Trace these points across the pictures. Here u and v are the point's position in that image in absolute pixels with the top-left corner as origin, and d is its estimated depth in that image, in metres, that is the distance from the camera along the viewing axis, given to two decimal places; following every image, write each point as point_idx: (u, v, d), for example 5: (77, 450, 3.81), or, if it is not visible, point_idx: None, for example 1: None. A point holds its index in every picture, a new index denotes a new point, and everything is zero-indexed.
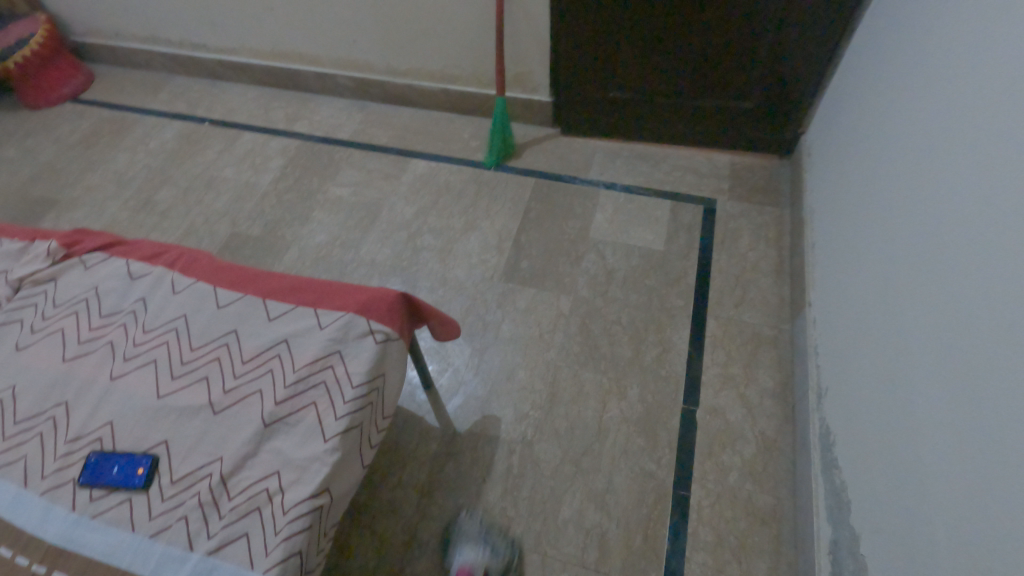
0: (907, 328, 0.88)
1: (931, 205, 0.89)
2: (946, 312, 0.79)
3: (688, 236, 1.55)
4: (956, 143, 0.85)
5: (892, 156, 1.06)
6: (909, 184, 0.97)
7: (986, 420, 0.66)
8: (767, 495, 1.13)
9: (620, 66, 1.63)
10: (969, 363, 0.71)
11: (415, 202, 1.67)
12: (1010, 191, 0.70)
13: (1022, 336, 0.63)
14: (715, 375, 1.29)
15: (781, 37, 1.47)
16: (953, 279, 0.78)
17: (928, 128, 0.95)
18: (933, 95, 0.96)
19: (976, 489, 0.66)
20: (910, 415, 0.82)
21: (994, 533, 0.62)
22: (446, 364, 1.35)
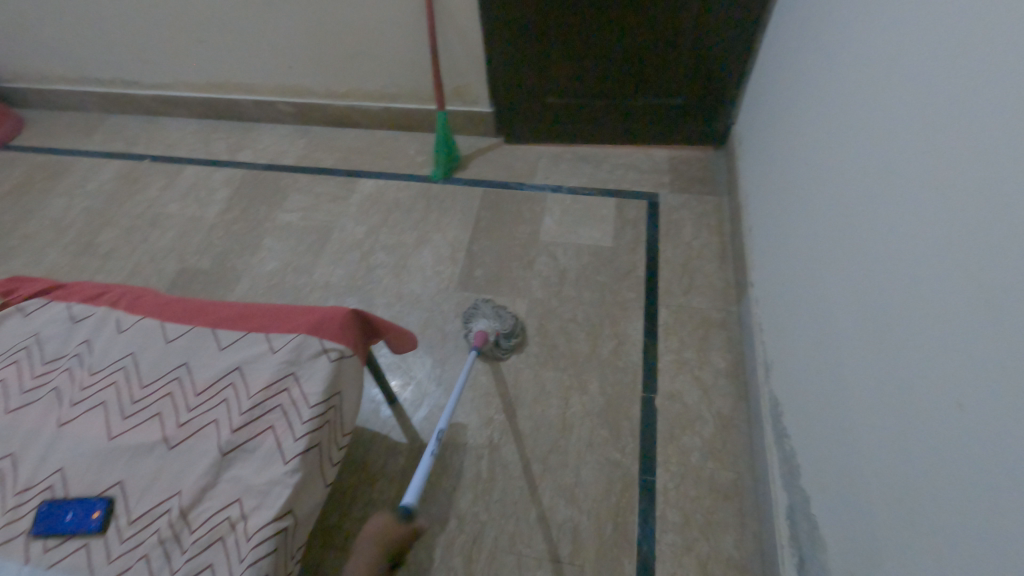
0: (842, 307, 0.93)
1: (856, 190, 0.93)
2: (876, 290, 0.83)
3: (634, 230, 1.60)
4: (870, 136, 0.91)
5: (818, 143, 1.12)
6: (835, 170, 1.02)
7: (912, 396, 0.71)
8: (728, 471, 1.17)
9: (553, 72, 1.68)
10: (899, 339, 0.76)
11: (366, 221, 1.68)
12: (924, 175, 0.75)
13: (937, 317, 0.68)
14: (670, 361, 1.34)
15: (702, 33, 1.55)
16: (875, 265, 0.84)
17: (846, 121, 1.01)
18: (851, 84, 1.01)
19: (908, 460, 0.71)
20: (852, 389, 0.86)
21: (929, 494, 0.66)
22: (408, 377, 1.36)
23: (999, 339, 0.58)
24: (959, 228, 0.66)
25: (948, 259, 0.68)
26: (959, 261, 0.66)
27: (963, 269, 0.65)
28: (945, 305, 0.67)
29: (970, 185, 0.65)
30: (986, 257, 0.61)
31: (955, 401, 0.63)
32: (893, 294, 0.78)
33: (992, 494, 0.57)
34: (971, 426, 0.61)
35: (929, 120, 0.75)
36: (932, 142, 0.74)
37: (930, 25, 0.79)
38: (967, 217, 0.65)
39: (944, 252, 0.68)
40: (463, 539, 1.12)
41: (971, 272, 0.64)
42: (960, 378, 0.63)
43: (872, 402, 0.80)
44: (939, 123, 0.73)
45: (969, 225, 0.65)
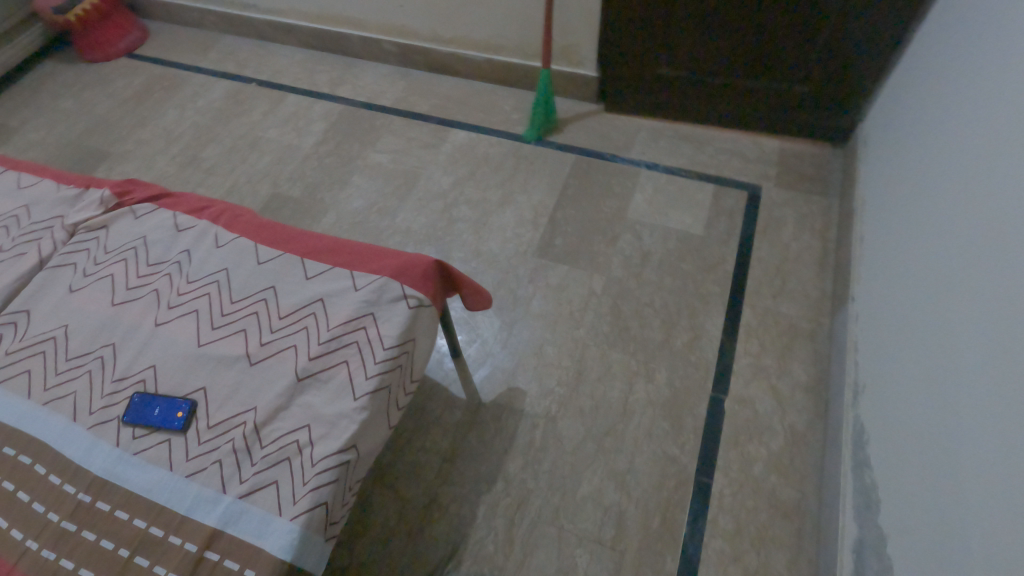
0: (961, 341, 0.80)
1: (1001, 208, 0.79)
2: (1008, 328, 0.70)
3: (729, 221, 1.50)
4: (1017, 132, 0.80)
5: (960, 148, 0.96)
6: (978, 182, 0.88)
7: (1022, 419, 0.63)
8: (792, 489, 1.11)
9: (670, 43, 1.57)
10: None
11: (453, 173, 1.67)
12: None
13: None
14: (747, 364, 1.27)
15: (846, 19, 1.39)
16: (1004, 277, 0.74)
17: (990, 116, 0.90)
18: (1014, 80, 0.85)
19: (1009, 490, 0.63)
20: (958, 437, 0.75)
21: None
22: (475, 335, 1.36)
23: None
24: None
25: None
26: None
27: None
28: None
29: None
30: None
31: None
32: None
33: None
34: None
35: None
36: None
37: None
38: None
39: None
40: (507, 502, 1.13)
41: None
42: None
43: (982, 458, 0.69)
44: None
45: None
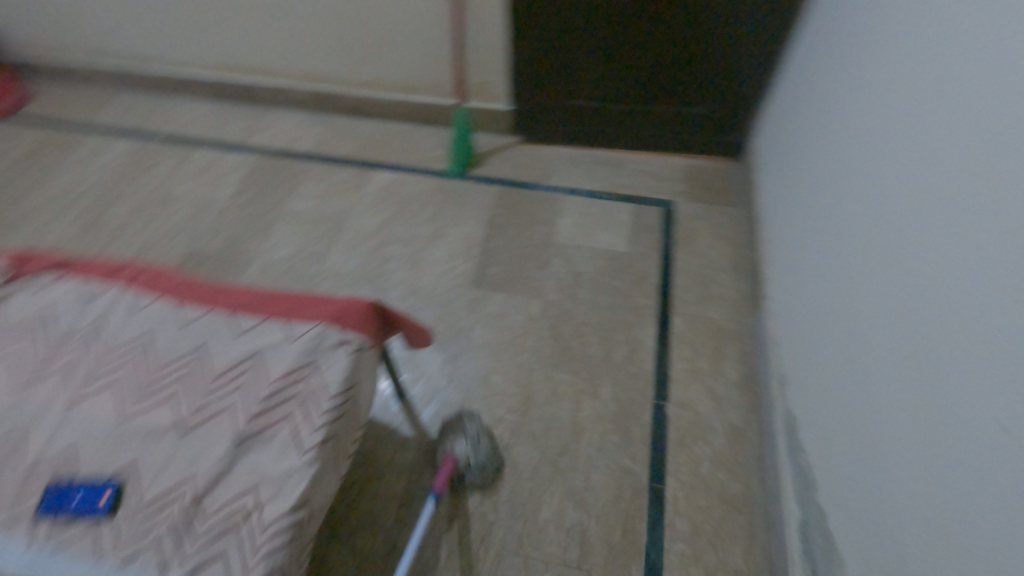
0: (875, 330, 0.87)
1: (893, 206, 0.88)
2: (914, 313, 0.77)
3: (650, 237, 1.59)
4: (897, 143, 0.90)
5: (848, 159, 1.07)
6: (868, 189, 0.97)
7: (936, 401, 0.70)
8: (738, 483, 1.17)
9: (577, 75, 1.67)
10: (944, 367, 0.69)
11: (380, 213, 1.66)
12: (975, 190, 0.69)
13: (964, 319, 0.67)
14: (683, 370, 1.33)
15: (728, 46, 1.54)
16: (901, 271, 0.82)
17: (871, 129, 1.00)
18: (889, 95, 0.95)
19: (933, 467, 0.69)
20: (881, 419, 0.81)
21: (956, 501, 0.64)
22: (419, 373, 1.35)
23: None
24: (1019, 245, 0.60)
25: (1004, 283, 0.62)
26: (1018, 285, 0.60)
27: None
28: (999, 331, 0.61)
29: (1007, 193, 0.63)
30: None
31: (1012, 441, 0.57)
32: (937, 318, 0.72)
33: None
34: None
35: (983, 130, 0.70)
36: (985, 155, 0.69)
37: (985, 30, 0.74)
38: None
39: (1001, 275, 0.62)
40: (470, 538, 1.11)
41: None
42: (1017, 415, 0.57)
43: (909, 436, 0.74)
44: (996, 134, 0.67)
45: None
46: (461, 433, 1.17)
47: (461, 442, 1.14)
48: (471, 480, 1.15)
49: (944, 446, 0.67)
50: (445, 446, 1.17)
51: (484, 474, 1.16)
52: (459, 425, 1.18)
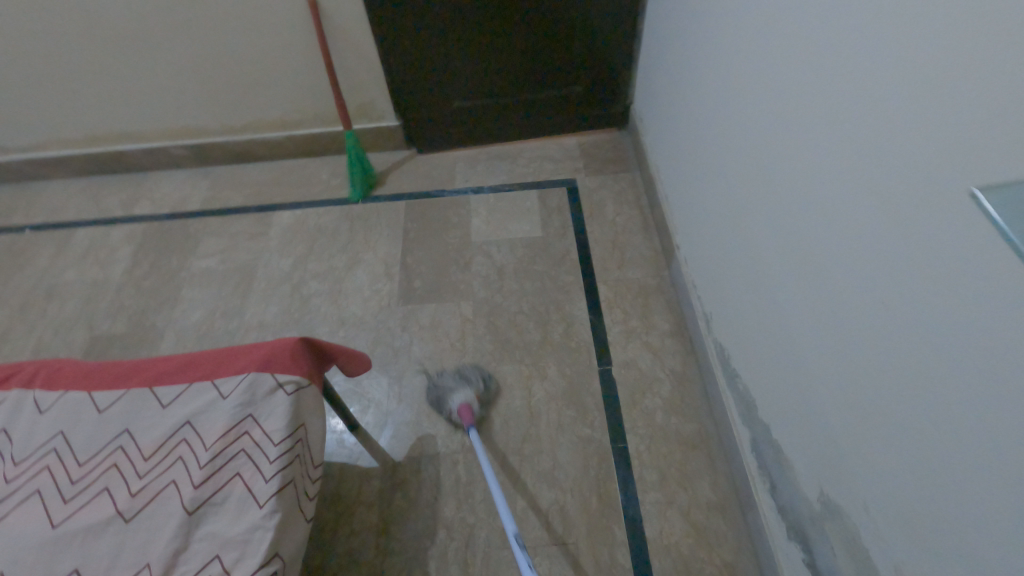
0: (772, 256, 0.95)
1: (762, 143, 0.96)
2: (801, 231, 0.85)
3: (560, 217, 1.65)
4: (755, 82, 0.97)
5: (719, 105, 1.14)
6: (741, 129, 1.04)
7: (836, 306, 0.77)
8: (691, 422, 1.23)
9: (456, 78, 1.70)
10: (834, 271, 0.77)
11: (290, 253, 1.62)
12: (824, 111, 0.77)
13: (841, 229, 0.74)
14: (618, 332, 1.39)
15: (589, 25, 1.61)
16: (784, 198, 0.89)
17: (731, 74, 1.07)
18: (740, 39, 1.02)
19: (846, 365, 0.76)
20: (797, 332, 0.89)
21: (869, 390, 0.71)
22: (367, 402, 1.32)
23: (928, 248, 0.59)
24: (864, 147, 0.69)
25: (861, 184, 0.70)
26: (871, 182, 0.68)
27: (877, 188, 0.67)
28: (868, 227, 0.69)
29: (852, 112, 0.70)
30: (896, 168, 0.63)
31: (898, 315, 0.65)
32: (819, 231, 0.80)
33: (956, 401, 0.57)
34: (917, 333, 0.62)
35: (815, 57, 0.78)
36: (824, 77, 0.76)
37: None
38: (871, 136, 0.67)
39: (857, 177, 0.70)
40: (455, 546, 1.12)
41: (885, 189, 0.65)
42: (897, 292, 0.64)
43: (821, 340, 0.82)
44: (825, 56, 0.76)
45: (874, 144, 0.67)
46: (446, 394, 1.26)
47: (458, 393, 1.23)
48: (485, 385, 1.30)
49: (850, 338, 0.75)
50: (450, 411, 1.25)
51: (488, 389, 1.30)
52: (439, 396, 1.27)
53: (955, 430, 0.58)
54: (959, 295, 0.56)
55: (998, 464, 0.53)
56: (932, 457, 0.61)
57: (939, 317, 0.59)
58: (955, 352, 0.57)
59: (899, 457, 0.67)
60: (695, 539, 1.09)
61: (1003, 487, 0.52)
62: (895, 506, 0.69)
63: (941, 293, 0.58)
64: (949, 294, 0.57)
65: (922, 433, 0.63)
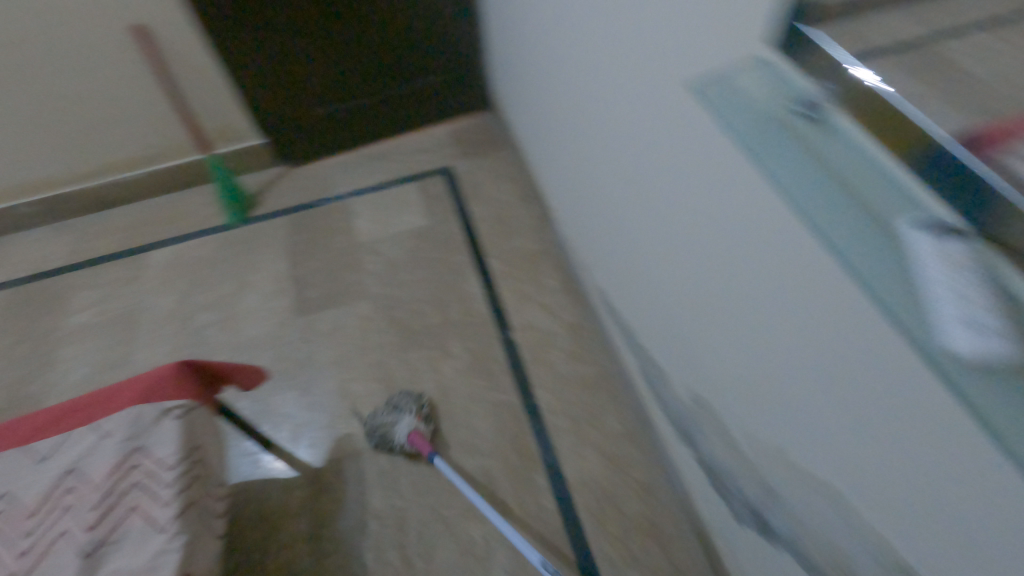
0: (614, 191, 1.01)
1: (583, 91, 1.03)
2: (624, 162, 0.92)
3: (442, 203, 1.69)
4: (564, 37, 1.04)
5: (547, 66, 1.21)
6: (566, 83, 1.11)
7: (658, 220, 0.85)
8: (590, 364, 1.32)
9: (310, 86, 1.68)
10: (650, 188, 0.84)
11: (173, 290, 1.56)
12: (612, 48, 0.84)
13: (645, 150, 0.82)
14: (513, 298, 1.46)
15: (429, 15, 1.65)
16: (607, 136, 0.97)
17: (547, 35, 1.13)
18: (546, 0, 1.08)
19: (676, 271, 0.84)
20: (642, 254, 0.97)
21: (692, 287, 0.79)
22: (278, 418, 1.31)
23: (695, 148, 0.67)
24: (645, 69, 0.75)
25: (651, 102, 0.76)
26: (657, 98, 0.74)
27: (660, 102, 0.73)
28: (660, 141, 0.76)
29: (630, 42, 0.78)
30: (667, 80, 0.70)
31: (696, 211, 0.71)
32: (634, 156, 0.87)
33: (738, 275, 0.65)
34: (709, 222, 0.68)
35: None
36: (605, 17, 0.83)
37: None
38: (646, 57, 0.74)
39: (647, 97, 0.77)
40: (389, 533, 1.14)
41: (663, 104, 0.73)
42: (689, 190, 0.71)
43: (660, 255, 0.88)
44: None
45: (650, 64, 0.73)
46: (390, 433, 1.19)
47: (402, 429, 1.17)
48: (422, 406, 1.25)
49: (676, 245, 0.81)
50: (399, 443, 1.19)
51: (426, 408, 1.25)
52: (383, 438, 1.20)
53: (744, 297, 0.65)
54: (720, 181, 0.63)
55: (771, 317, 0.61)
56: (738, 330, 0.69)
57: (717, 202, 0.65)
58: (731, 229, 0.63)
59: (726, 338, 0.74)
60: (609, 468, 1.17)
61: (780, 333, 0.60)
62: (729, 382, 0.76)
63: (714, 180, 0.65)
64: (715, 184, 0.65)
65: (732, 310, 0.69)
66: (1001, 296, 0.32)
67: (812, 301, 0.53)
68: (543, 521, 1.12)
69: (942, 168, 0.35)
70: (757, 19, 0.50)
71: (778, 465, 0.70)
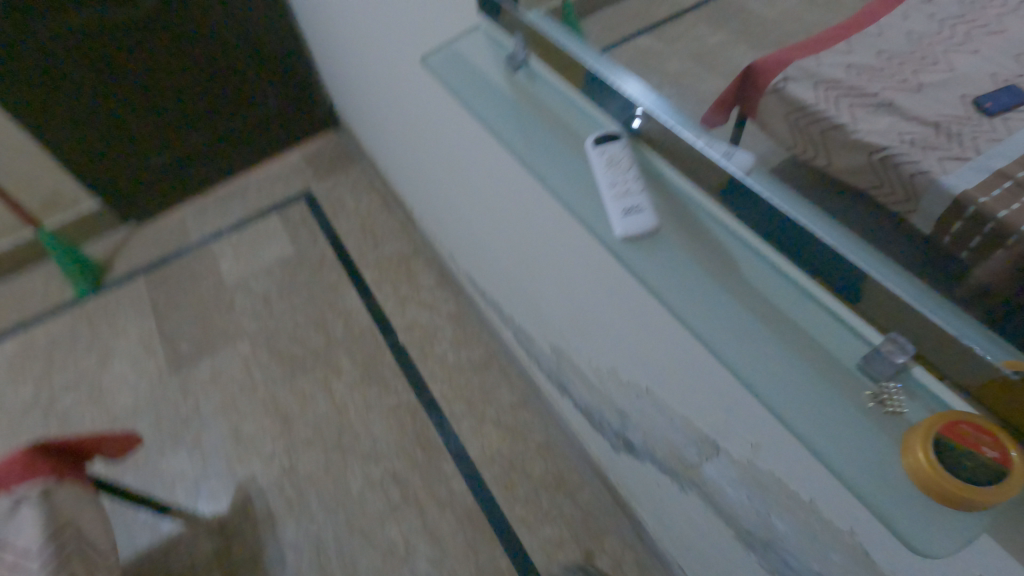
0: (438, 178, 1.05)
1: (387, 93, 1.06)
2: (432, 150, 0.96)
3: (306, 227, 1.67)
4: (358, 44, 1.06)
5: (359, 74, 1.22)
6: (377, 89, 1.13)
7: (470, 196, 0.90)
8: (477, 347, 1.36)
9: (139, 139, 1.60)
10: (454, 168, 0.89)
11: (27, 379, 1.44)
12: (385, 46, 0.87)
13: (437, 133, 0.86)
14: (393, 303, 1.48)
15: (249, 47, 1.61)
16: (414, 128, 1.00)
17: (347, 44, 1.15)
18: (335, 12, 1.09)
19: (497, 238, 0.90)
20: (475, 231, 1.02)
21: (511, 249, 0.85)
22: (171, 480, 1.25)
23: (463, 123, 0.72)
24: (408, 57, 0.78)
25: (423, 87, 0.80)
26: (425, 82, 0.78)
27: (427, 85, 0.77)
28: (443, 124, 0.81)
29: (393, 40, 0.81)
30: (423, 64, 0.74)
31: (485, 177, 0.76)
32: (435, 143, 0.91)
33: (529, 226, 0.71)
34: (496, 184, 0.74)
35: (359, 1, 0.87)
36: (371, 18, 0.86)
37: None
38: (405, 47, 0.77)
39: (419, 82, 0.80)
40: (308, 560, 1.13)
41: (432, 89, 0.77)
42: (474, 162, 0.77)
43: (484, 225, 0.93)
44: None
45: (408, 52, 0.77)
46: None
47: None
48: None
49: (488, 215, 0.87)
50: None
51: None
52: None
53: (541, 245, 0.72)
54: (487, 148, 0.69)
55: (560, 256, 0.68)
56: (549, 276, 0.76)
57: (493, 164, 0.70)
58: (509, 185, 0.69)
59: (547, 284, 0.80)
60: (510, 438, 1.22)
61: (570, 268, 0.67)
62: (564, 324, 0.83)
63: (484, 146, 0.70)
64: (486, 152, 0.70)
65: (540, 259, 0.75)
66: (677, 199, 0.43)
67: (575, 233, 0.59)
68: (457, 504, 1.16)
69: (602, 87, 0.45)
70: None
71: (616, 384, 0.77)
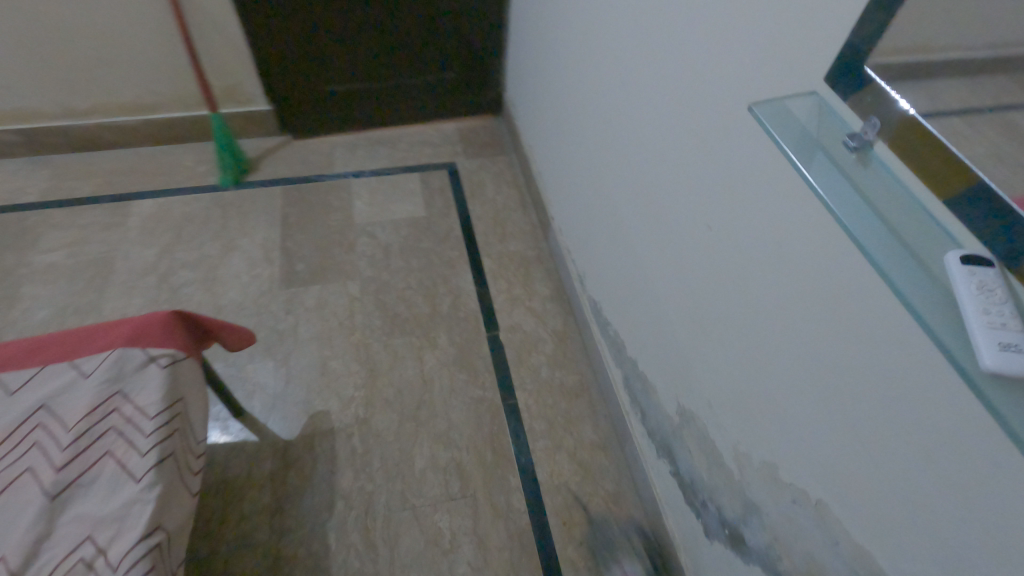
0: (626, 206, 1.05)
1: (608, 106, 1.07)
2: (643, 178, 0.96)
3: (443, 197, 1.70)
4: (598, 53, 1.08)
5: (572, 75, 1.24)
6: (592, 97, 1.15)
7: (671, 237, 0.89)
8: (573, 374, 1.34)
9: (329, 59, 1.66)
10: (669, 206, 0.88)
11: (154, 243, 1.51)
12: (651, 71, 0.88)
13: (671, 169, 0.86)
14: (504, 300, 1.47)
15: (456, 13, 1.66)
16: (629, 151, 1.00)
17: (580, 45, 1.17)
18: (584, 16, 1.12)
19: (682, 286, 0.88)
20: (646, 269, 1.00)
21: (701, 304, 0.83)
22: (252, 386, 1.28)
23: (731, 173, 0.71)
24: (686, 91, 0.79)
25: (686, 123, 0.80)
26: (694, 119, 0.78)
27: (698, 123, 0.76)
28: (690, 162, 0.80)
29: (671, 67, 0.82)
30: (709, 105, 0.74)
31: (720, 228, 0.75)
32: (655, 175, 0.91)
33: (757, 293, 0.69)
34: (733, 243, 0.73)
35: (642, 18, 0.88)
36: (648, 40, 0.87)
37: None
38: (691, 80, 0.77)
39: (684, 117, 0.80)
40: (355, 515, 1.12)
41: (700, 128, 0.77)
42: (714, 210, 0.76)
43: (669, 268, 0.91)
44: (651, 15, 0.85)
45: (692, 88, 0.77)
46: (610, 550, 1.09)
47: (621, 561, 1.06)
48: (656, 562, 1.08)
49: (688, 262, 0.85)
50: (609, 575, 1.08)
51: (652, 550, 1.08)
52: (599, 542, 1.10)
53: (760, 317, 0.69)
54: (751, 207, 0.68)
55: (785, 335, 0.65)
56: (745, 345, 0.74)
57: (747, 222, 0.69)
58: (756, 250, 0.68)
59: (731, 352, 0.77)
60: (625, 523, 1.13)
61: (793, 352, 0.64)
62: (723, 396, 0.81)
63: (745, 202, 0.69)
64: (747, 209, 0.69)
65: (745, 327, 0.73)
66: None
67: (841, 324, 0.56)
68: (512, 519, 1.13)
69: (981, 208, 0.40)
70: (824, 64, 0.53)
71: (765, 480, 0.73)
